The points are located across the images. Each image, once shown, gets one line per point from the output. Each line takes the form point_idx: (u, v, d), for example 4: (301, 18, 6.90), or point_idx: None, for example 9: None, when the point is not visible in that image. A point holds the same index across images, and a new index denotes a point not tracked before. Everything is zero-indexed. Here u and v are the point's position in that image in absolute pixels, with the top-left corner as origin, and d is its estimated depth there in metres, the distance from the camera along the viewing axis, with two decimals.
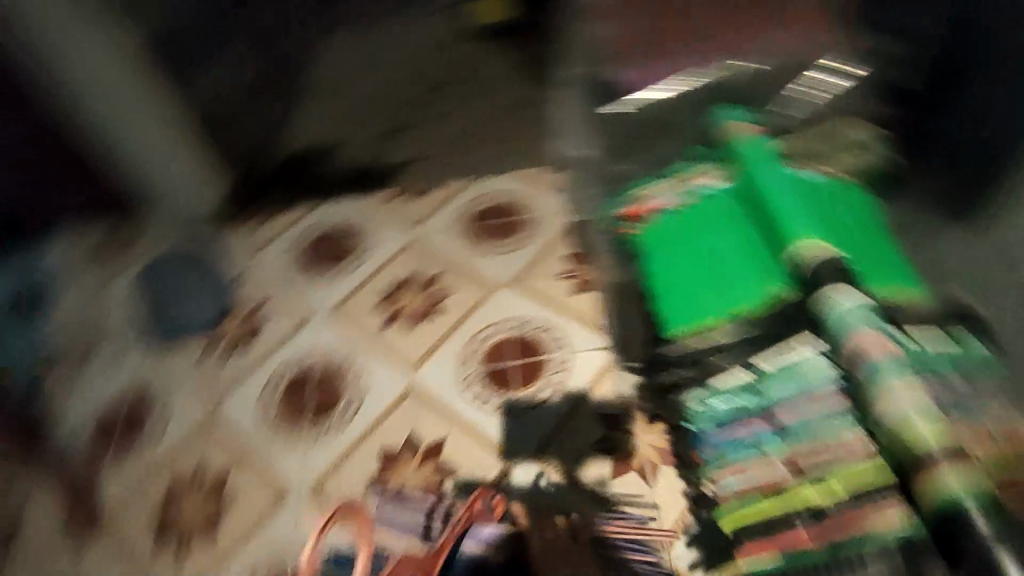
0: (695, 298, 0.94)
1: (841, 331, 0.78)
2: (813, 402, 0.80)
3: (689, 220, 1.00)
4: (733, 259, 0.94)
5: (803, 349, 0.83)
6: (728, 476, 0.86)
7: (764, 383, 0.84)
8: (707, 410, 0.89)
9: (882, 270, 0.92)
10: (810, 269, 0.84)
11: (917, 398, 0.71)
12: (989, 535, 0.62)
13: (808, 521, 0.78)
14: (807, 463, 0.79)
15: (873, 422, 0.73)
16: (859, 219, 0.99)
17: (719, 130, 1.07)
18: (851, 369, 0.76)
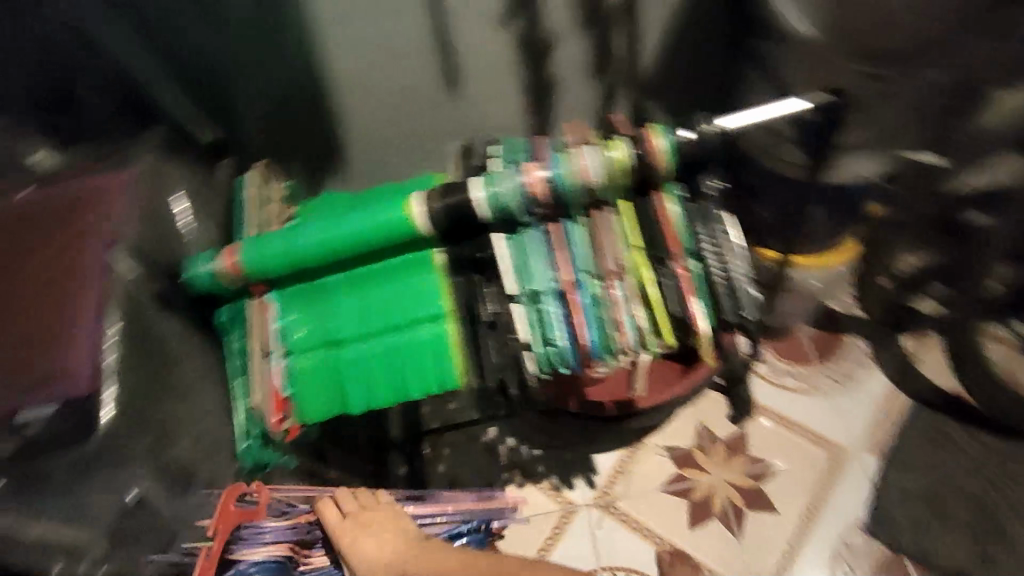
0: (404, 353, 0.82)
1: (504, 198, 0.77)
2: (558, 245, 0.82)
3: (311, 349, 0.85)
4: (375, 304, 0.84)
5: (501, 245, 0.82)
6: (619, 329, 0.80)
7: (529, 288, 0.81)
8: (551, 350, 0.80)
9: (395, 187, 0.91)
10: (429, 226, 0.79)
11: (591, 149, 0.77)
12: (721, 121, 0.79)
13: (671, 261, 0.80)
14: (614, 262, 0.81)
15: (582, 184, 0.77)
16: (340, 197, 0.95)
17: (195, 286, 0.82)
18: (548, 195, 0.78)
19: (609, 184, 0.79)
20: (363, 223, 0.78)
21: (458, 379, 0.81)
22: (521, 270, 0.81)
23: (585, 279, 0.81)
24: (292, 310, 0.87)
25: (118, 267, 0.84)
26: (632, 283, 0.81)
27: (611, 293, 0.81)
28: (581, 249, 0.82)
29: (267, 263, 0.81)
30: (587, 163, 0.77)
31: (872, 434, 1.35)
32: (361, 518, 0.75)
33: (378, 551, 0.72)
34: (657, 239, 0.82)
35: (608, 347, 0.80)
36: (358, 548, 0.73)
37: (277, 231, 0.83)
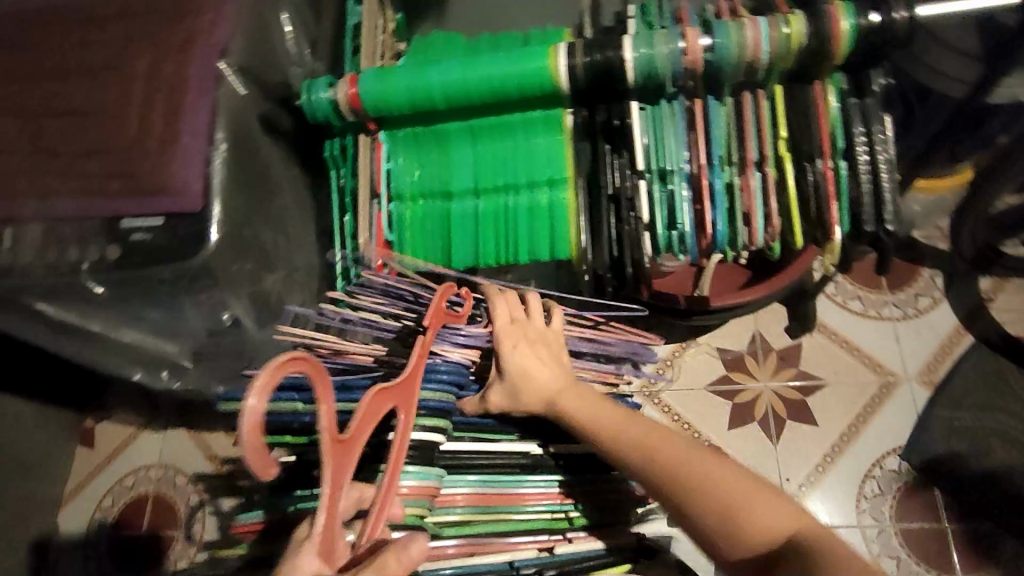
0: (521, 213, 0.80)
1: (655, 65, 0.71)
2: (699, 124, 0.76)
3: (418, 200, 0.83)
4: (492, 159, 0.80)
5: (638, 116, 0.75)
6: (749, 221, 0.76)
7: (659, 166, 0.76)
8: (672, 234, 0.77)
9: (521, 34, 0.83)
10: (571, 82, 0.73)
11: (765, 21, 0.69)
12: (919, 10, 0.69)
13: (820, 159, 0.73)
14: (756, 150, 0.76)
15: (745, 62, 0.71)
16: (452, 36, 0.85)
17: (313, 115, 0.77)
18: (704, 68, 0.72)
19: (771, 65, 0.72)
20: (501, 68, 0.73)
21: (569, 253, 0.80)
22: (652, 146, 0.76)
23: (721, 165, 0.76)
24: (402, 154, 0.83)
25: (227, 85, 0.78)
26: (770, 174, 0.76)
27: (744, 183, 0.76)
28: (720, 132, 0.77)
29: (392, 101, 0.76)
30: (754, 41, 0.69)
31: (927, 368, 1.33)
32: (536, 341, 0.72)
33: (549, 369, 0.69)
34: (809, 133, 0.74)
35: (734, 238, 0.77)
36: (506, 355, 0.69)
37: (403, 65, 0.76)
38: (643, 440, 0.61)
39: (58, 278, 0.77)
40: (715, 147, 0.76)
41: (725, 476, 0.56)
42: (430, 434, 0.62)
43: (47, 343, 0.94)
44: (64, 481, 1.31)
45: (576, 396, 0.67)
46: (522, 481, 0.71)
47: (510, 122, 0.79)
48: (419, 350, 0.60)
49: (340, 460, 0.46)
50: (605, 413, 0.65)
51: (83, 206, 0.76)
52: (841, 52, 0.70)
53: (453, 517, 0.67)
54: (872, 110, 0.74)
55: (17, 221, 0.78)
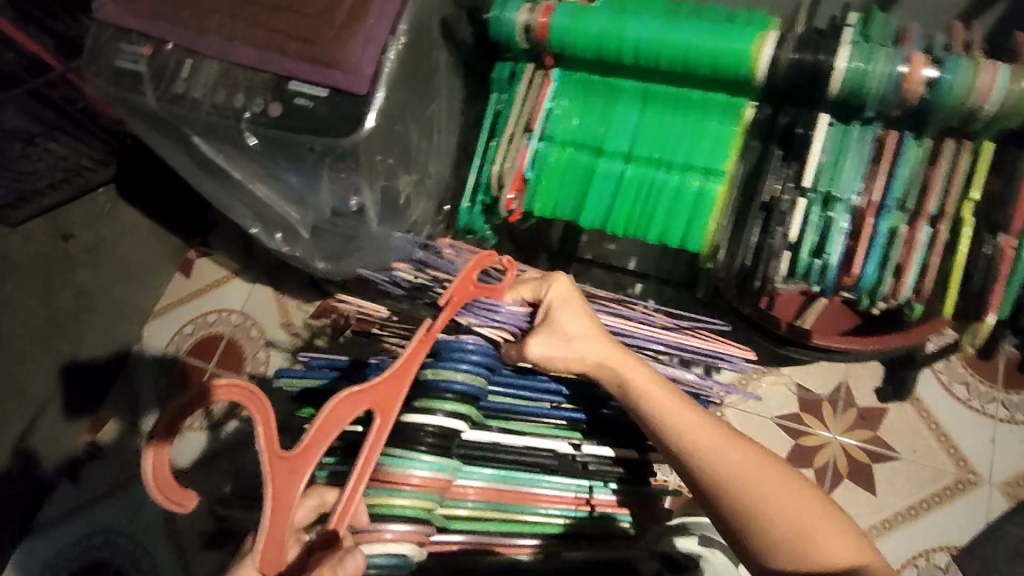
0: (663, 194, 0.76)
1: (867, 81, 0.66)
2: (886, 160, 0.70)
3: (567, 146, 0.80)
4: (654, 130, 0.77)
5: (825, 130, 0.70)
6: (900, 274, 0.71)
7: (826, 189, 0.71)
8: (814, 263, 0.73)
9: (728, 9, 0.78)
10: (768, 74, 0.69)
11: (1007, 69, 0.63)
12: None
13: (1005, 233, 0.67)
14: (937, 203, 0.70)
15: (966, 108, 0.65)
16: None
17: (496, 31, 0.76)
18: (916, 101, 0.66)
19: (991, 119, 0.65)
20: (702, 39, 0.69)
21: (700, 247, 0.76)
22: (826, 166, 0.71)
23: (893, 209, 0.71)
24: (566, 97, 0.79)
25: None
26: (941, 234, 0.70)
27: (910, 236, 0.70)
28: (904, 176, 0.71)
29: (581, 40, 0.73)
30: (985, 88, 0.63)
31: (1015, 479, 1.23)
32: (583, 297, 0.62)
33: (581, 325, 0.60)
34: (1005, 203, 0.67)
35: (877, 288, 0.72)
36: (557, 310, 0.61)
37: (602, 7, 0.73)
38: (717, 458, 0.53)
39: (219, 120, 0.81)
40: (893, 189, 0.71)
41: (759, 471, 0.52)
42: (447, 421, 0.57)
43: (187, 175, 1.00)
44: (156, 299, 1.40)
45: (626, 363, 0.58)
46: (539, 481, 0.66)
47: (686, 97, 0.76)
48: (421, 337, 0.54)
49: (281, 477, 0.44)
50: (661, 393, 0.56)
51: (259, 59, 0.79)
52: None
53: (464, 510, 0.63)
54: None
55: (199, 54, 0.82)
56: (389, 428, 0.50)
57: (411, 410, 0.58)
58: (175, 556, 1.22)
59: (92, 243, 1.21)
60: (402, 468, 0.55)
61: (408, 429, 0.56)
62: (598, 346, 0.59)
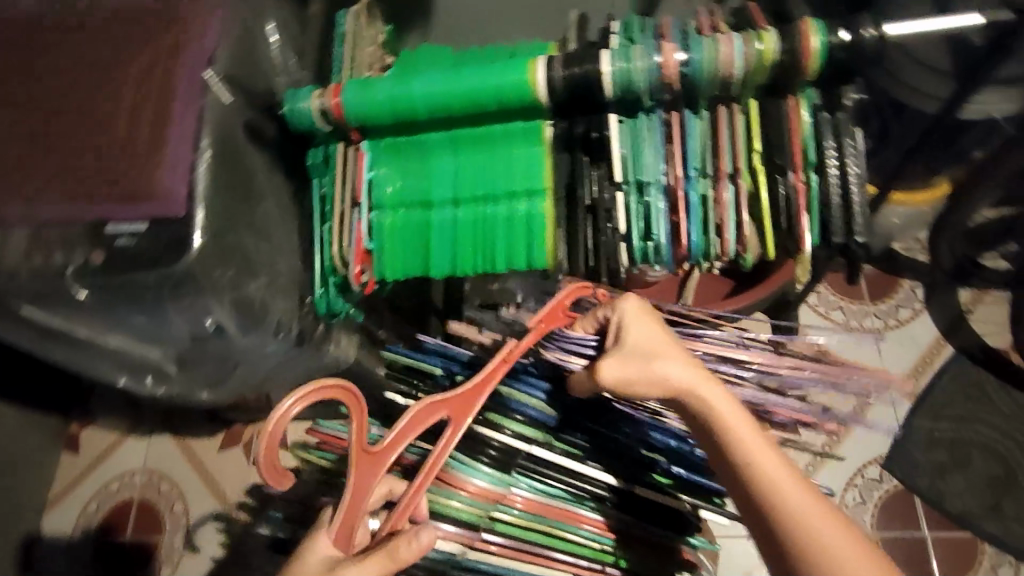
0: (500, 225, 0.80)
1: (631, 77, 0.73)
2: (676, 138, 0.78)
3: (398, 208, 0.83)
4: (471, 171, 0.81)
5: (617, 128, 0.77)
6: (722, 233, 0.77)
7: (636, 178, 0.78)
8: (647, 246, 0.78)
9: (506, 49, 0.85)
10: (549, 95, 0.75)
11: (739, 37, 0.71)
12: (878, 30, 0.70)
13: (792, 171, 0.75)
14: (730, 162, 0.77)
15: (721, 76, 0.73)
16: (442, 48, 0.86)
17: (295, 122, 0.79)
18: (678, 82, 0.73)
19: (745, 80, 0.74)
20: (481, 80, 0.74)
21: (546, 262, 0.80)
22: (629, 159, 0.78)
23: (697, 178, 0.78)
24: (383, 163, 0.82)
25: (213, 90, 0.80)
26: (743, 188, 0.77)
27: (719, 199, 0.77)
28: (695, 148, 0.78)
29: (375, 109, 0.77)
30: (728, 56, 0.71)
31: (908, 379, 1.39)
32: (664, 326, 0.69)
33: (654, 337, 0.68)
34: (782, 146, 0.76)
35: (708, 252, 0.78)
36: (631, 324, 0.69)
37: (387, 76, 0.77)
38: (798, 505, 0.57)
39: (44, 283, 0.78)
40: (690, 162, 0.78)
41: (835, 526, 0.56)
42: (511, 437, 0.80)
43: (33, 349, 0.95)
44: (48, 488, 1.30)
45: (720, 397, 0.64)
46: (581, 503, 0.80)
47: (489, 133, 0.80)
48: (499, 362, 0.69)
49: (365, 467, 0.59)
50: (754, 439, 0.61)
51: (66, 211, 0.77)
52: (813, 68, 0.72)
53: (509, 516, 0.77)
54: (842, 128, 0.75)
55: (5, 224, 0.78)
56: (461, 431, 0.65)
57: (486, 420, 0.82)
58: None
59: None
60: (464, 476, 0.75)
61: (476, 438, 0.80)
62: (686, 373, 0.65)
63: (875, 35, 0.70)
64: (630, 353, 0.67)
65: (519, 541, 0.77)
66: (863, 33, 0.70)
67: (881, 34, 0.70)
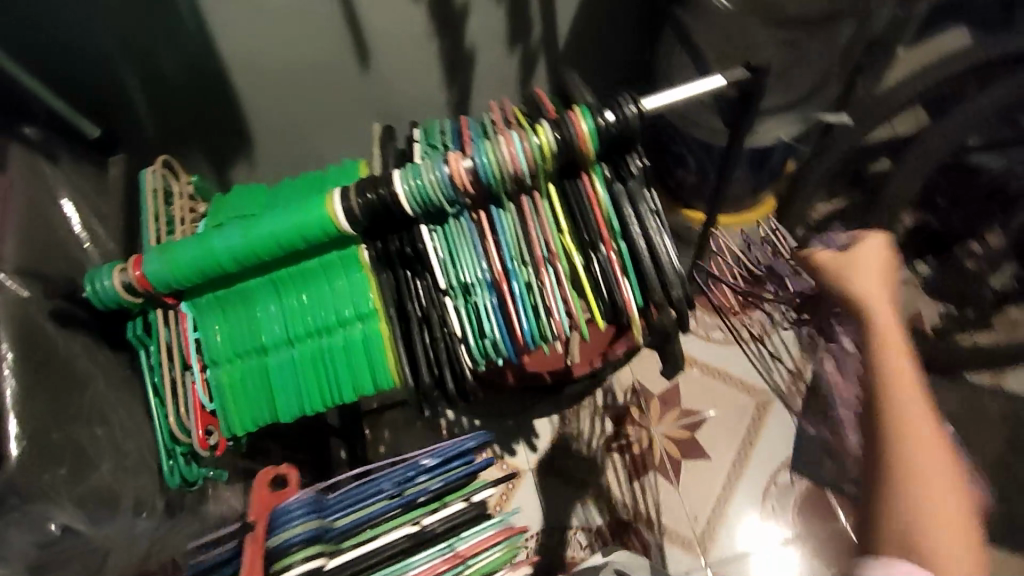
0: (337, 357, 0.79)
1: (428, 191, 0.75)
2: (489, 236, 0.80)
3: (232, 362, 0.80)
4: (298, 309, 0.80)
5: (430, 240, 0.79)
6: (553, 314, 0.79)
7: (459, 281, 0.80)
8: (485, 344, 0.80)
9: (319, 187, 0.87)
10: (353, 224, 0.75)
11: (517, 136, 0.75)
12: (634, 107, 0.76)
13: (599, 245, 0.78)
14: (545, 246, 0.80)
15: (512, 173, 0.76)
16: (278, 195, 0.91)
17: (101, 302, 0.76)
18: (474, 186, 0.76)
19: (535, 171, 0.77)
20: (281, 223, 0.74)
21: (393, 380, 0.80)
22: (448, 265, 0.80)
23: (517, 268, 0.80)
24: (206, 320, 0.80)
25: (5, 289, 0.75)
26: (563, 268, 0.80)
27: (542, 283, 0.80)
28: (509, 241, 0.80)
29: (183, 274, 0.75)
30: (511, 156, 0.74)
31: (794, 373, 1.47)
32: (886, 270, 0.80)
33: (867, 280, 0.78)
34: (585, 221, 0.79)
35: (545, 334, 0.80)
36: (862, 266, 0.80)
37: (188, 237, 0.76)
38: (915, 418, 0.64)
39: None
40: (507, 256, 0.80)
41: (937, 487, 0.60)
42: (310, 563, 0.66)
43: None
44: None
45: (879, 308, 0.75)
46: (405, 567, 0.74)
47: (308, 270, 0.80)
48: (251, 547, 0.64)
49: None
50: (900, 370, 0.68)
51: None
52: (590, 148, 0.76)
53: None
54: (635, 193, 0.80)
55: None
56: None
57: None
58: None
59: None
60: None
61: None
62: (851, 277, 0.79)
63: (635, 111, 0.76)
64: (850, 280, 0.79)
65: None
66: (626, 111, 0.76)
67: (638, 112, 0.76)
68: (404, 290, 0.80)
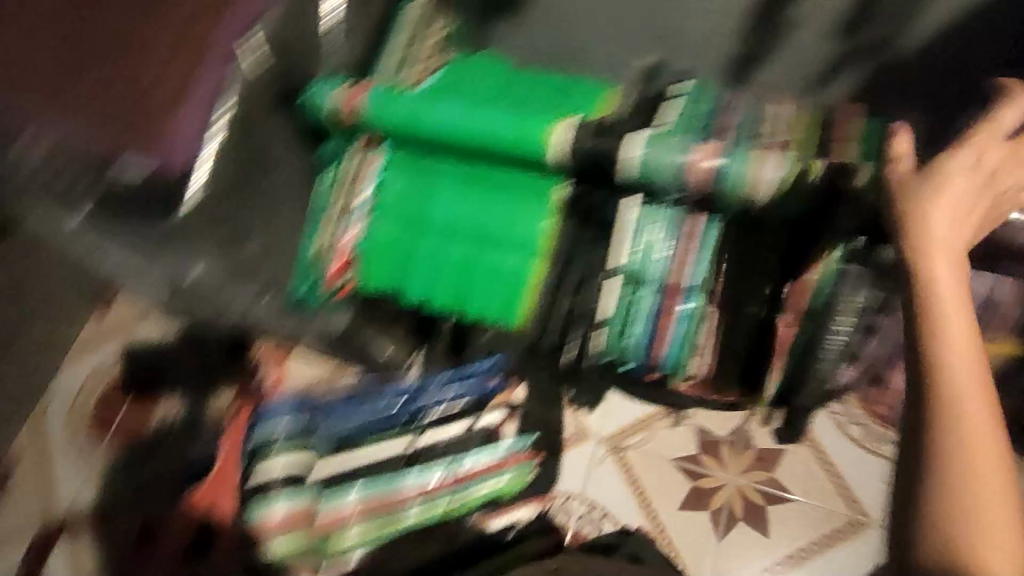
0: (484, 274, 0.78)
1: (659, 170, 0.66)
2: (689, 242, 0.73)
3: (394, 221, 0.81)
4: (474, 207, 0.77)
5: (632, 215, 0.73)
6: (699, 350, 0.75)
7: (633, 268, 0.74)
8: (621, 341, 0.75)
9: (555, 101, 0.82)
10: (567, 161, 0.70)
11: (782, 162, 0.65)
12: None
13: (785, 314, 0.71)
14: (729, 287, 0.74)
15: (752, 195, 0.66)
16: (515, 78, 0.87)
17: (313, 109, 0.77)
18: (706, 188, 0.67)
19: (777, 206, 0.67)
20: (500, 124, 0.70)
21: (514, 323, 0.77)
22: (624, 245, 0.74)
23: (693, 291, 0.74)
24: (390, 169, 0.80)
25: (247, 56, 0.78)
26: (733, 314, 0.74)
27: (708, 319, 0.75)
28: (700, 258, 0.74)
29: (389, 125, 0.74)
30: (761, 179, 0.64)
31: None
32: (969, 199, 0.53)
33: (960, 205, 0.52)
34: (787, 284, 0.72)
35: (691, 367, 0.76)
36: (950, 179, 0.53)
37: (416, 91, 0.75)
38: (976, 452, 0.40)
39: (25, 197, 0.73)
40: (694, 274, 0.74)
41: (990, 519, 0.39)
42: (293, 465, 0.89)
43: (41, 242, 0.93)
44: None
45: (939, 270, 0.48)
46: (398, 488, 0.91)
47: (501, 179, 0.76)
48: (237, 423, 0.94)
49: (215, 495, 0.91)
50: (959, 353, 0.43)
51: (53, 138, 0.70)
52: (854, 216, 0.65)
53: (356, 532, 0.90)
54: (862, 279, 0.68)
55: None
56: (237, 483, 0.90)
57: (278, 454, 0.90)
58: None
59: None
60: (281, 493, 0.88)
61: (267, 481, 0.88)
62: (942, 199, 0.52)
63: None
64: (947, 184, 0.53)
65: (377, 545, 0.90)
66: None
67: None
68: (577, 248, 0.75)
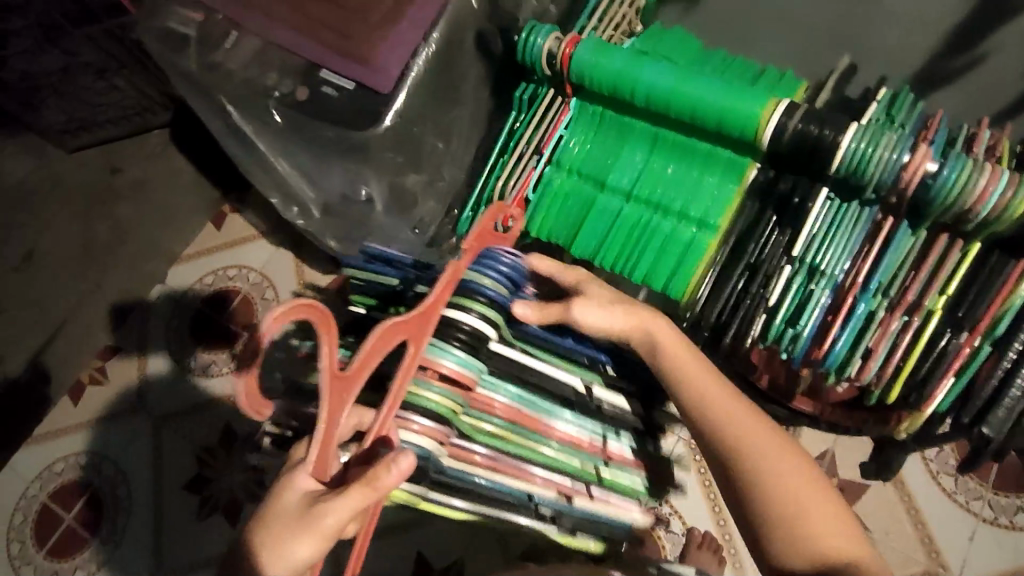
0: (656, 241, 0.78)
1: (872, 167, 0.66)
2: (878, 242, 0.70)
3: (574, 174, 0.82)
4: (658, 176, 0.78)
5: (822, 204, 0.71)
6: (871, 355, 0.71)
7: (813, 260, 0.71)
8: (786, 331, 0.72)
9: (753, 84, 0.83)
10: (774, 144, 0.70)
11: (1003, 177, 0.64)
12: None
13: (966, 333, 0.68)
14: (917, 295, 0.70)
15: (965, 208, 0.65)
16: (711, 57, 0.88)
17: (523, 54, 0.78)
18: (915, 193, 0.67)
19: (986, 222, 0.66)
20: (714, 96, 0.71)
21: (682, 295, 0.77)
22: (811, 235, 0.71)
23: (873, 293, 0.71)
24: (579, 126, 0.82)
25: None
26: (914, 322, 0.70)
27: (886, 326, 0.70)
28: (887, 260, 0.71)
29: (595, 79, 0.75)
30: (978, 192, 0.64)
31: None
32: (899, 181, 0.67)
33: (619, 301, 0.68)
34: (976, 305, 0.69)
35: (853, 369, 0.72)
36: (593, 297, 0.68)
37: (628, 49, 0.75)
38: (792, 491, 0.57)
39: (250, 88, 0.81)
40: (878, 275, 0.71)
41: (818, 513, 0.56)
42: (481, 321, 0.63)
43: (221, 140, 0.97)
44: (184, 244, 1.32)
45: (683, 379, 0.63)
46: (557, 414, 0.72)
47: (697, 150, 0.77)
48: (447, 279, 0.61)
49: (336, 391, 0.50)
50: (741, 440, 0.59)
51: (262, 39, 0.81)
52: None
53: (490, 425, 0.68)
54: None
55: (243, 27, 0.81)
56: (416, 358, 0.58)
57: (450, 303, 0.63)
58: (150, 524, 1.17)
59: (140, 179, 1.19)
60: (435, 355, 0.60)
61: (446, 323, 0.62)
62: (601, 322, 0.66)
63: None
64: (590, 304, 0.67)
65: (501, 455, 0.68)
66: None
67: None
68: (756, 232, 0.75)
